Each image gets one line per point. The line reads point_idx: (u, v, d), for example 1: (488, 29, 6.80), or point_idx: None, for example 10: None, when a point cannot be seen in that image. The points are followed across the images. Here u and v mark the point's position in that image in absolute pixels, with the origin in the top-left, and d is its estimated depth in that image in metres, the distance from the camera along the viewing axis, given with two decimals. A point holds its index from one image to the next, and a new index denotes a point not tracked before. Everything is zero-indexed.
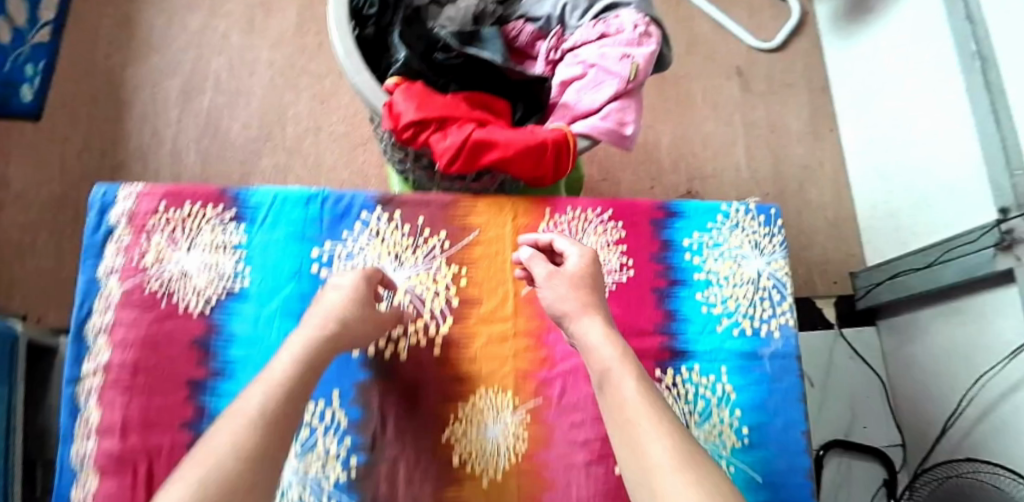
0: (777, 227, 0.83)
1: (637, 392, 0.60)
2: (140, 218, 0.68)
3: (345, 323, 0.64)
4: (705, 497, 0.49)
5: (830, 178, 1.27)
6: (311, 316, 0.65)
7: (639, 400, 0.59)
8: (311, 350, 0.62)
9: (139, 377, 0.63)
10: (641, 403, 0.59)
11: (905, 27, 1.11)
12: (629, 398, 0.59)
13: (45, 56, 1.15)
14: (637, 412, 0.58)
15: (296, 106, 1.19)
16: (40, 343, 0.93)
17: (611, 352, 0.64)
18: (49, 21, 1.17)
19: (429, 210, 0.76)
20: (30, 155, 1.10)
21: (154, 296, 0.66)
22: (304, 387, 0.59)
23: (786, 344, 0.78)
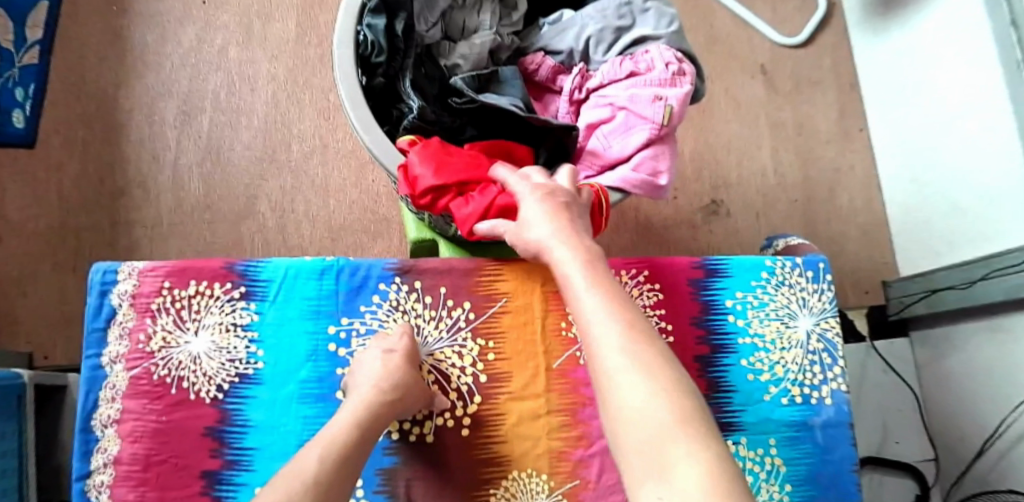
0: (827, 283, 0.78)
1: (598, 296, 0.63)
2: (143, 299, 0.70)
3: (400, 391, 0.64)
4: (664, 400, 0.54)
5: (859, 178, 1.54)
6: (358, 385, 0.65)
7: (599, 302, 0.63)
8: (370, 417, 0.63)
9: (151, 470, 0.67)
10: (603, 305, 0.62)
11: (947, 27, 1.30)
12: (590, 303, 0.63)
13: (32, 80, 1.32)
14: (596, 314, 0.62)
15: (301, 124, 1.37)
16: (52, 383, 1.05)
17: (576, 261, 0.67)
18: (36, 43, 1.34)
19: (451, 280, 0.73)
20: (24, 188, 1.29)
21: (160, 385, 0.68)
22: (353, 462, 0.60)
23: (839, 411, 0.74)
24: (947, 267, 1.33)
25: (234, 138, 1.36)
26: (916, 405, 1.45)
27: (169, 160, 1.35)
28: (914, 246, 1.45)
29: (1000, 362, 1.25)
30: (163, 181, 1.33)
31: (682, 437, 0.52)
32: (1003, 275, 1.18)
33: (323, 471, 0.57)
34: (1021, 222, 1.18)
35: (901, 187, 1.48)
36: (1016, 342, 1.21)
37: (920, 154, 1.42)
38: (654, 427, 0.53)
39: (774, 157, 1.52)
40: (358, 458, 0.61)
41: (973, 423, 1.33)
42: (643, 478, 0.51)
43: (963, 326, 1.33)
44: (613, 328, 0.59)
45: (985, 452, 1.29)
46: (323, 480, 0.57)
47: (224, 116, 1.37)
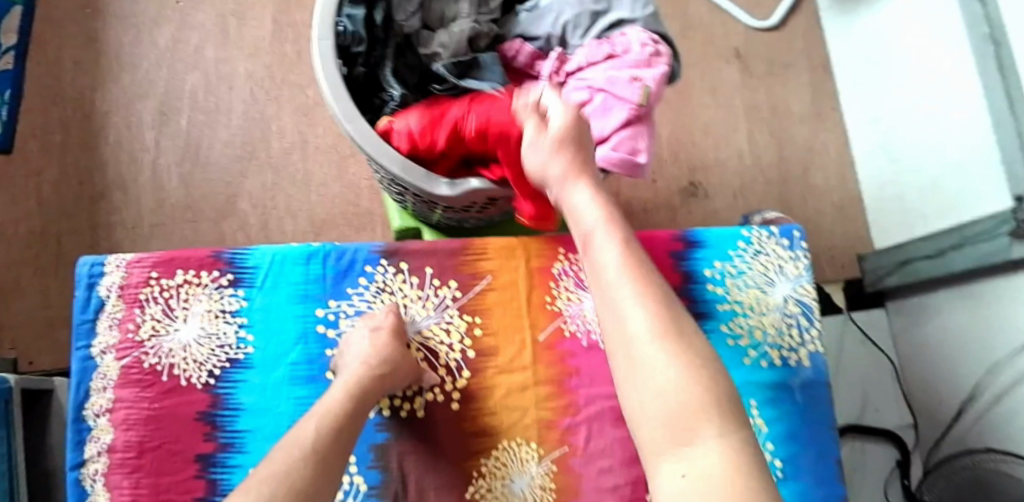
0: (801, 250, 0.80)
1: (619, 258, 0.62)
2: (131, 290, 0.70)
3: (389, 362, 0.65)
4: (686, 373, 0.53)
5: (833, 156, 1.57)
6: (347, 362, 0.67)
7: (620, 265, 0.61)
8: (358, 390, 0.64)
9: (145, 457, 0.67)
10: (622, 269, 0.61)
11: (912, 7, 1.35)
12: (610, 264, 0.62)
13: (8, 87, 1.27)
14: (616, 278, 0.60)
15: (281, 121, 1.38)
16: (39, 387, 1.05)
17: (596, 217, 0.66)
18: (10, 47, 1.28)
19: (436, 260, 0.74)
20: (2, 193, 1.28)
21: (150, 373, 0.69)
22: (346, 436, 0.61)
23: (817, 372, 0.77)
24: (919, 240, 1.37)
25: (214, 137, 1.36)
26: (894, 374, 1.50)
27: (150, 161, 1.34)
28: (887, 220, 1.49)
29: (977, 327, 1.29)
30: (143, 183, 1.33)
31: (704, 417, 0.51)
32: (973, 244, 1.22)
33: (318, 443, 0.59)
34: (986, 192, 1.23)
35: (874, 163, 1.52)
36: (989, 307, 1.26)
37: (891, 130, 1.46)
38: (667, 401, 0.52)
39: (750, 139, 1.54)
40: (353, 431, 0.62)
41: (950, 388, 1.37)
42: (660, 453, 0.51)
43: (940, 293, 1.38)
44: (632, 294, 0.58)
45: (964, 414, 1.34)
46: (319, 448, 0.58)
47: (203, 116, 1.37)
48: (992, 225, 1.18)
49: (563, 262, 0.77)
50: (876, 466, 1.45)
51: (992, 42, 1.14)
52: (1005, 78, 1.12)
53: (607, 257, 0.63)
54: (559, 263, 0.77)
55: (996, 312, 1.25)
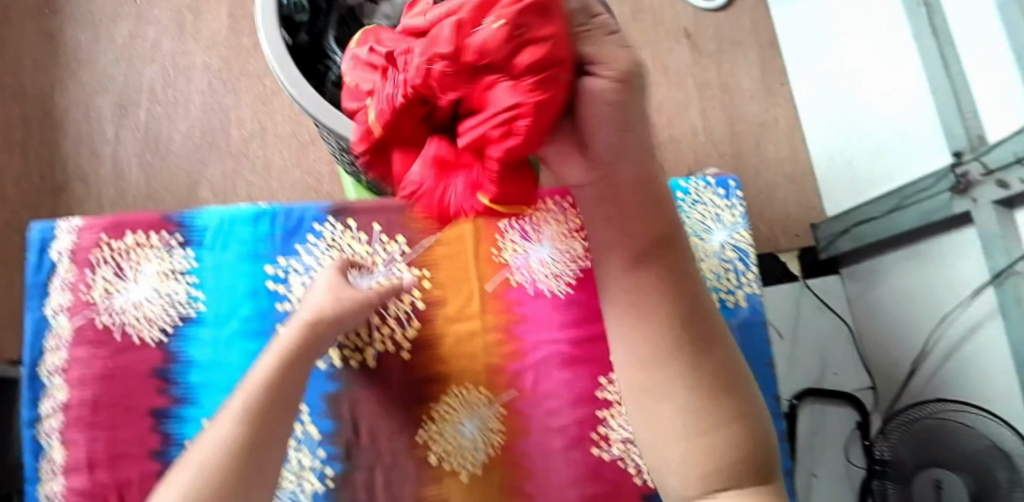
0: (737, 199, 0.83)
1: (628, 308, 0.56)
2: (83, 252, 0.72)
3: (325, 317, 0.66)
4: (711, 451, 0.51)
5: (784, 131, 1.64)
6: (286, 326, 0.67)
7: (634, 317, 0.56)
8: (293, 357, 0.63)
9: (100, 412, 0.69)
10: (637, 323, 0.55)
11: None
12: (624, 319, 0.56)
13: None
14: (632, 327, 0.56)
15: (239, 110, 1.40)
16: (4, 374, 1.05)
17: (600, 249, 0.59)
18: None
19: (384, 217, 0.76)
20: None
21: (103, 332, 0.70)
22: (292, 380, 0.62)
23: (753, 312, 0.80)
24: (866, 204, 1.42)
25: (175, 128, 1.38)
26: (850, 337, 1.54)
27: (110, 154, 1.36)
28: (836, 189, 1.55)
29: (927, 285, 1.33)
30: (105, 175, 1.34)
31: (732, 479, 0.51)
32: (917, 202, 1.26)
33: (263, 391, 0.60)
34: (925, 152, 1.28)
35: (822, 134, 1.58)
36: (937, 265, 1.30)
37: (835, 101, 1.52)
38: (697, 459, 0.52)
39: (702, 117, 1.61)
40: (298, 375, 0.63)
41: (903, 348, 1.41)
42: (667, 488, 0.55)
43: (889, 254, 1.43)
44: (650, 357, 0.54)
45: (918, 372, 1.37)
46: (249, 412, 0.59)
47: (162, 108, 1.39)
48: (933, 182, 1.22)
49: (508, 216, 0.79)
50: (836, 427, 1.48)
51: (924, 7, 1.21)
52: (937, 42, 1.19)
53: (629, 311, 0.56)
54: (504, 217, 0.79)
55: (945, 266, 1.28)
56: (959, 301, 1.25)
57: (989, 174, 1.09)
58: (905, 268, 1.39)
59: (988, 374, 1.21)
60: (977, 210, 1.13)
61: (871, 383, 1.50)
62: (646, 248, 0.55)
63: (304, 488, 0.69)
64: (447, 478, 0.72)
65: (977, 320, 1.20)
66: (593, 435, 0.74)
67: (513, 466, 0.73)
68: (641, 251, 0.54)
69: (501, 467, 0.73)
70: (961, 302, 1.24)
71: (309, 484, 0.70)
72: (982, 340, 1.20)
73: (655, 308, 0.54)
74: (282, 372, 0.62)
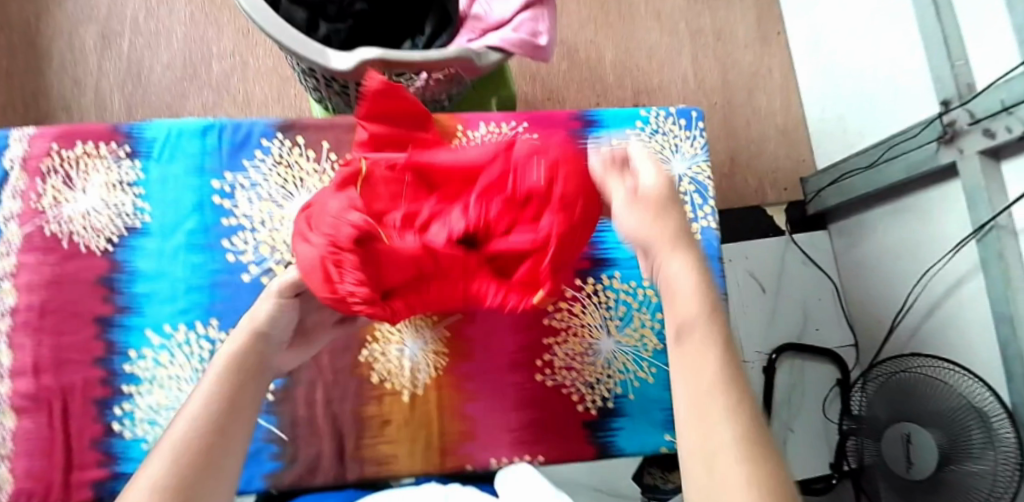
0: (698, 130, 0.82)
1: (690, 277, 0.45)
2: (34, 161, 0.72)
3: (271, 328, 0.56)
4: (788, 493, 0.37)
5: (777, 82, 1.63)
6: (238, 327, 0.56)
7: (693, 287, 0.44)
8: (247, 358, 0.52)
9: (47, 318, 0.70)
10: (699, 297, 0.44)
11: None
12: (681, 285, 0.44)
13: None
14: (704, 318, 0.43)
15: (220, 43, 1.40)
16: None
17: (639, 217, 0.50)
18: None
19: (333, 134, 0.75)
20: None
21: (52, 240, 0.71)
22: (244, 399, 0.49)
23: (708, 247, 0.78)
24: (856, 155, 1.39)
25: (157, 60, 1.38)
26: (835, 294, 1.53)
27: (91, 83, 1.35)
28: (827, 141, 1.54)
29: (910, 242, 1.31)
30: (87, 103, 1.34)
31: None
32: (904, 153, 1.23)
33: (213, 409, 0.46)
34: (914, 101, 1.25)
35: (814, 85, 1.57)
36: (921, 221, 1.27)
37: (830, 52, 1.49)
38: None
39: (694, 62, 1.61)
40: (253, 390, 0.50)
41: (883, 306, 1.40)
42: None
43: (874, 209, 1.41)
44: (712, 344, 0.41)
45: (897, 331, 1.36)
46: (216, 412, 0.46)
47: (144, 39, 1.38)
48: (919, 131, 1.19)
49: (460, 140, 0.77)
50: (814, 383, 1.47)
51: None
52: None
53: (679, 281, 0.45)
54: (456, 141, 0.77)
55: (926, 220, 1.26)
56: (942, 255, 1.22)
57: (976, 122, 1.06)
58: (891, 223, 1.36)
59: (966, 332, 1.18)
60: (962, 160, 1.09)
61: (852, 340, 1.49)
62: (682, 283, 0.45)
63: None
64: (388, 397, 0.72)
65: (959, 276, 1.19)
66: (536, 363, 0.74)
67: (455, 388, 0.73)
68: (680, 321, 0.43)
69: (441, 388, 0.73)
70: (943, 256, 1.22)
71: None
72: (966, 295, 1.17)
73: (696, 375, 0.39)
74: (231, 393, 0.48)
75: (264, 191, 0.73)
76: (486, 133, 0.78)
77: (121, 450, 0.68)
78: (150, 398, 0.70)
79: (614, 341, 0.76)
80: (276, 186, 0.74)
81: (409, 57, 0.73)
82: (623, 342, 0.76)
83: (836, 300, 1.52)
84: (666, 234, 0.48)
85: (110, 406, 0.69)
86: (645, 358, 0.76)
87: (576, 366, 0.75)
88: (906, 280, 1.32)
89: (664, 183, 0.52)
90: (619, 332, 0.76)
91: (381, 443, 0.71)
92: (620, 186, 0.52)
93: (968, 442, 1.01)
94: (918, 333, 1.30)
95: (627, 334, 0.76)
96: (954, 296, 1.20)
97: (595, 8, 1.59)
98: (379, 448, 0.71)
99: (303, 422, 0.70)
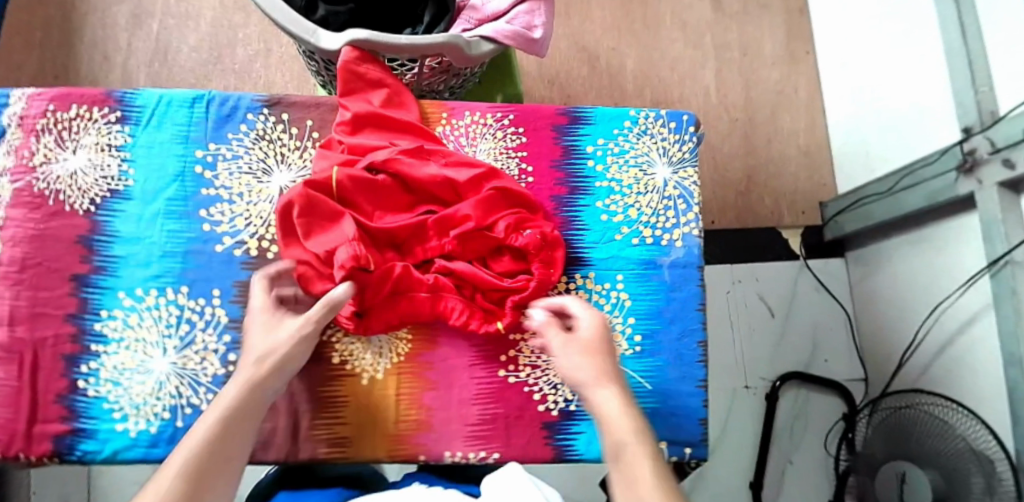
0: (689, 135, 0.80)
1: (617, 403, 0.60)
2: (31, 120, 0.74)
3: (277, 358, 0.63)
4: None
5: (803, 101, 1.59)
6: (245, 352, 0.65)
7: (619, 410, 0.59)
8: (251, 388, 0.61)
9: (26, 272, 0.71)
10: (621, 410, 0.59)
11: None
12: (610, 409, 0.60)
13: None
14: (621, 420, 0.58)
15: (246, 29, 1.44)
16: None
17: (625, 425, 0.58)
18: None
19: (317, 113, 0.77)
20: None
21: (38, 197, 0.73)
22: (237, 430, 0.58)
23: (688, 253, 0.77)
24: (875, 181, 1.34)
25: (184, 42, 1.42)
26: (847, 323, 1.47)
27: (121, 60, 1.39)
28: (850, 165, 1.49)
29: (927, 274, 1.25)
30: (115, 79, 1.38)
31: None
32: (923, 180, 1.18)
33: (208, 443, 0.56)
34: (937, 127, 1.20)
35: (841, 107, 1.52)
36: (939, 252, 1.22)
37: (857, 73, 1.45)
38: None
39: (717, 77, 1.58)
40: (248, 416, 0.60)
41: (895, 338, 1.34)
42: None
43: (893, 238, 1.35)
44: (614, 403, 0.60)
45: (907, 366, 1.30)
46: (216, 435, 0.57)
47: (174, 21, 1.43)
48: (938, 158, 1.14)
49: (444, 126, 0.78)
50: (819, 414, 1.41)
51: None
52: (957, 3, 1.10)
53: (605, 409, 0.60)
54: (440, 127, 0.78)
55: (945, 251, 1.20)
56: (955, 289, 1.17)
57: (996, 152, 1.01)
58: (907, 254, 1.30)
59: (979, 372, 1.12)
60: (981, 191, 1.04)
61: (863, 376, 1.43)
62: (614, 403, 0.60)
63: (205, 370, 0.70)
64: (347, 378, 0.71)
65: (972, 311, 1.13)
66: (502, 359, 0.73)
67: (416, 376, 0.72)
68: (624, 437, 0.57)
69: (402, 375, 0.71)
70: (955, 289, 1.17)
71: (209, 368, 0.70)
72: (978, 333, 1.12)
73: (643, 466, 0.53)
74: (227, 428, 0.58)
75: (246, 163, 0.75)
76: (471, 122, 0.78)
77: (84, 408, 0.68)
78: (117, 359, 0.70)
79: None
80: (258, 159, 0.75)
81: (394, 40, 0.73)
82: None
83: (849, 330, 1.46)
84: (598, 374, 0.63)
85: (77, 364, 0.69)
86: None
87: (542, 364, 0.73)
88: (920, 311, 1.27)
89: (598, 325, 0.67)
90: None
91: (336, 425, 0.69)
92: (557, 335, 0.66)
93: (965, 487, 0.95)
94: (930, 369, 1.23)
95: None
96: (964, 336, 1.15)
97: (619, 17, 1.58)
98: (333, 431, 0.69)
99: None
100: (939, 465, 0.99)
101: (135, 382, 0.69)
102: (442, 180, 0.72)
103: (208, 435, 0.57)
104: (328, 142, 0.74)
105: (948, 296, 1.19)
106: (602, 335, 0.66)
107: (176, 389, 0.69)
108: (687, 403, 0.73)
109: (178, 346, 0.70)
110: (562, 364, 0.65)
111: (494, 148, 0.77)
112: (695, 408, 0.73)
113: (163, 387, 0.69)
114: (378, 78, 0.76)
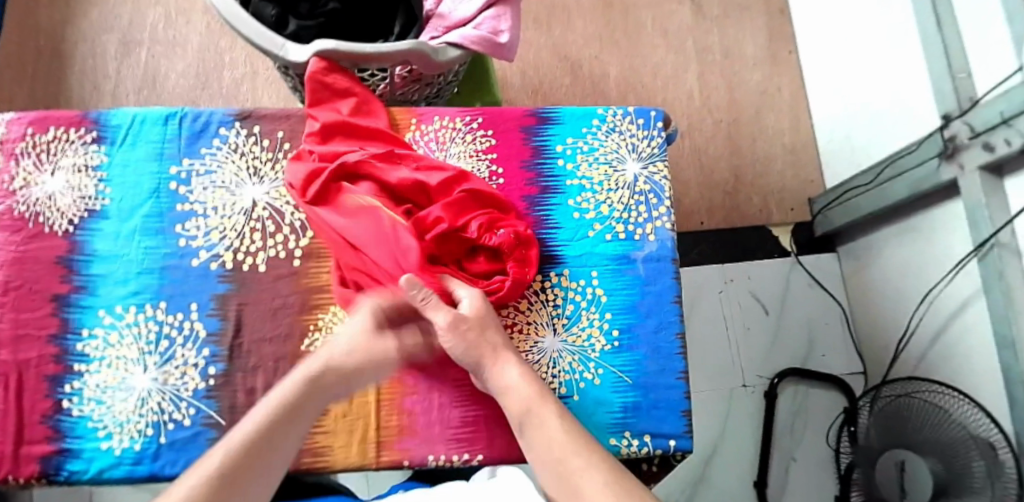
0: (657, 130, 0.81)
1: (520, 376, 0.65)
2: (8, 145, 0.76)
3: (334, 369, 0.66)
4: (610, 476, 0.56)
5: (787, 100, 1.60)
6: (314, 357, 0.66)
7: (522, 381, 0.64)
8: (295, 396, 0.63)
9: (8, 295, 0.72)
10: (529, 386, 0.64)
11: None
12: (512, 381, 0.64)
13: None
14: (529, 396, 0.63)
15: (233, 53, 1.47)
16: None
17: (527, 391, 0.64)
18: None
19: (289, 125, 0.78)
20: None
21: (19, 220, 0.74)
22: (278, 432, 0.61)
23: (662, 247, 0.77)
24: (860, 174, 1.34)
25: (172, 68, 1.44)
26: (842, 317, 1.46)
27: (111, 89, 1.42)
28: (837, 160, 1.49)
29: (918, 265, 1.24)
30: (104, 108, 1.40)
31: None
32: (906, 169, 1.18)
33: (246, 443, 0.59)
34: (919, 115, 1.20)
35: (825, 104, 1.53)
36: (928, 241, 1.21)
37: (839, 69, 1.45)
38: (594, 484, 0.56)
39: (699, 80, 1.59)
40: (293, 420, 0.62)
41: (890, 331, 1.33)
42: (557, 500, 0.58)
43: (883, 230, 1.34)
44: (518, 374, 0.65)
45: (903, 358, 1.29)
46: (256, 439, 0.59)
47: (162, 48, 1.45)
48: (920, 147, 1.14)
49: (415, 133, 0.79)
50: (819, 411, 1.39)
51: None
52: None
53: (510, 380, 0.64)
54: (411, 134, 0.79)
55: (933, 239, 1.20)
56: (945, 275, 1.17)
57: (976, 136, 1.00)
58: (897, 244, 1.30)
59: (974, 360, 1.11)
60: (964, 176, 1.03)
61: (862, 369, 1.42)
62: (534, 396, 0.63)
63: (185, 385, 0.70)
64: None
65: (963, 298, 1.13)
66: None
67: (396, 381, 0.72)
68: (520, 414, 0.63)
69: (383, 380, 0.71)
70: (943, 277, 1.17)
71: (190, 382, 0.70)
72: (972, 319, 1.11)
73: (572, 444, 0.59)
74: (252, 448, 0.59)
75: (220, 177, 0.76)
76: (441, 128, 0.79)
77: (69, 427, 0.69)
78: (99, 377, 0.70)
79: (560, 339, 0.73)
80: (232, 172, 0.76)
81: (360, 49, 0.76)
82: (569, 341, 0.73)
83: (845, 324, 1.45)
84: (496, 348, 0.66)
85: (62, 384, 0.70)
86: (592, 358, 0.73)
87: None
88: (912, 301, 1.26)
89: (477, 300, 0.68)
90: (565, 332, 0.73)
91: (318, 434, 0.70)
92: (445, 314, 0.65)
93: (967, 472, 0.94)
94: (927, 360, 1.22)
95: (573, 334, 0.73)
96: (957, 324, 1.14)
97: (600, 25, 1.59)
98: (315, 439, 0.69)
99: (242, 409, 0.70)
100: (939, 452, 0.97)
101: (118, 400, 0.70)
102: (413, 184, 0.72)
103: (249, 433, 0.60)
104: (299, 154, 0.75)
105: (938, 284, 1.18)
106: (483, 314, 0.67)
107: (159, 405, 0.69)
108: (668, 396, 0.72)
109: (158, 361, 0.71)
110: (457, 345, 0.65)
111: (464, 152, 0.78)
112: (676, 401, 0.72)
113: (146, 402, 0.69)
114: (346, 87, 0.77)
